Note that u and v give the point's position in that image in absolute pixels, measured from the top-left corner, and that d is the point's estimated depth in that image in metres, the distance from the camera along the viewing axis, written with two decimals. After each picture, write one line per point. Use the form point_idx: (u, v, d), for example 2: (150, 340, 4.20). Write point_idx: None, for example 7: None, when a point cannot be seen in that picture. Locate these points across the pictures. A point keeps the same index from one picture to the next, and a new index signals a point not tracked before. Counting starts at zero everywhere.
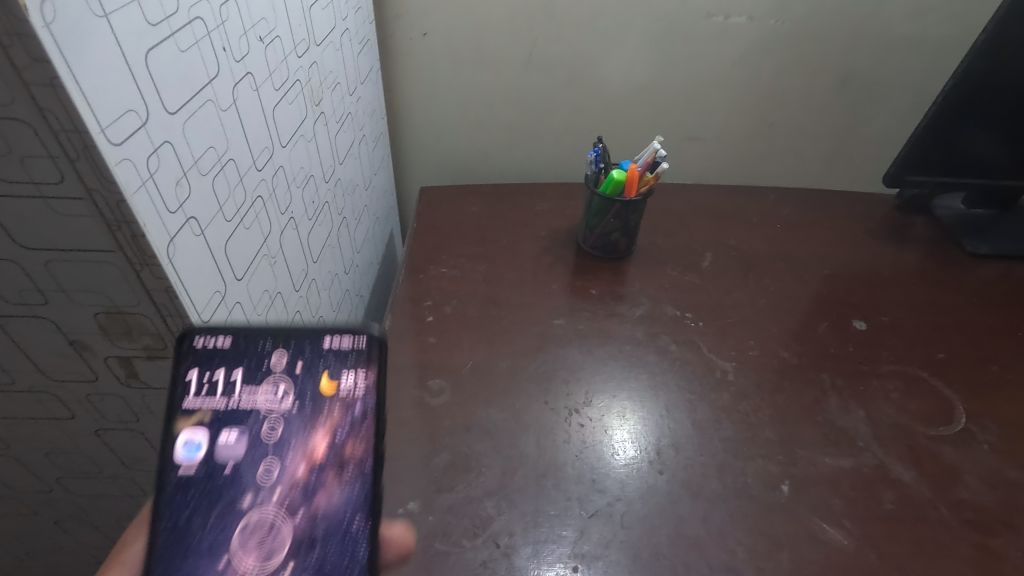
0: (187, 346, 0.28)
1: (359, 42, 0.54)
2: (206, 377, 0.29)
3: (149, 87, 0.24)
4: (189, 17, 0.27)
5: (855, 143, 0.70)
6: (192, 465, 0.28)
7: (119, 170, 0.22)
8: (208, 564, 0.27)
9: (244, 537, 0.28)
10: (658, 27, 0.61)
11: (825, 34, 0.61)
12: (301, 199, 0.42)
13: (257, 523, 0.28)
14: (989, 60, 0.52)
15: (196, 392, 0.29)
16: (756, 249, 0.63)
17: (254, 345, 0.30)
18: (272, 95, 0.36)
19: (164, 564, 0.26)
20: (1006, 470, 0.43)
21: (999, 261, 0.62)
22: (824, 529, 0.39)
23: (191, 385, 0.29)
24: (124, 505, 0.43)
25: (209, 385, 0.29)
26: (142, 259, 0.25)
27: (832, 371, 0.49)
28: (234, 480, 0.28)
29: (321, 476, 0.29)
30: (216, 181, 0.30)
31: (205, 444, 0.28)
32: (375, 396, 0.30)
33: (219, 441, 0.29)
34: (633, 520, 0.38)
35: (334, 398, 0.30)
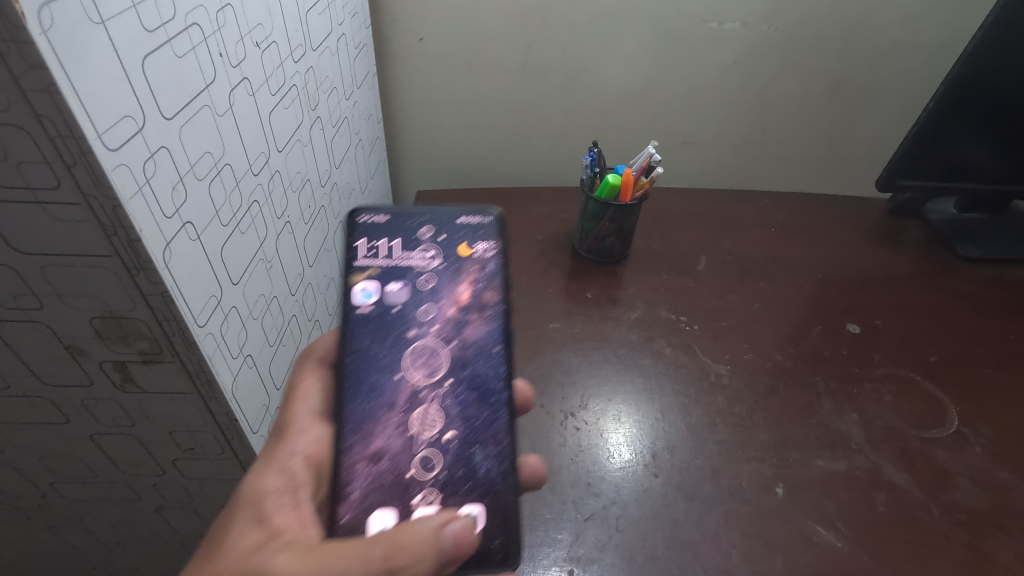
0: (354, 221, 0.39)
1: (355, 47, 0.54)
2: (372, 243, 0.39)
3: (145, 92, 0.24)
4: (186, 23, 0.27)
5: (848, 148, 0.71)
6: (369, 305, 0.37)
7: (115, 175, 0.22)
8: (387, 376, 0.35)
9: (411, 358, 0.36)
10: (653, 33, 0.62)
11: (818, 40, 0.62)
12: (297, 204, 0.42)
13: (418, 350, 0.36)
14: (980, 66, 0.53)
15: (366, 254, 0.38)
16: (751, 253, 0.63)
17: (405, 221, 0.40)
18: (269, 100, 0.36)
19: (356, 375, 0.35)
20: (998, 472, 0.43)
21: (991, 264, 0.62)
22: (818, 531, 0.39)
23: (360, 249, 0.38)
24: (118, 510, 0.43)
25: (375, 248, 0.39)
26: (137, 264, 0.25)
27: (826, 374, 0.50)
28: (401, 316, 0.37)
29: (467, 311, 0.37)
30: (212, 186, 0.30)
31: (376, 293, 0.38)
32: (501, 256, 0.39)
33: (386, 290, 0.38)
34: (628, 523, 0.39)
35: (470, 256, 0.39)
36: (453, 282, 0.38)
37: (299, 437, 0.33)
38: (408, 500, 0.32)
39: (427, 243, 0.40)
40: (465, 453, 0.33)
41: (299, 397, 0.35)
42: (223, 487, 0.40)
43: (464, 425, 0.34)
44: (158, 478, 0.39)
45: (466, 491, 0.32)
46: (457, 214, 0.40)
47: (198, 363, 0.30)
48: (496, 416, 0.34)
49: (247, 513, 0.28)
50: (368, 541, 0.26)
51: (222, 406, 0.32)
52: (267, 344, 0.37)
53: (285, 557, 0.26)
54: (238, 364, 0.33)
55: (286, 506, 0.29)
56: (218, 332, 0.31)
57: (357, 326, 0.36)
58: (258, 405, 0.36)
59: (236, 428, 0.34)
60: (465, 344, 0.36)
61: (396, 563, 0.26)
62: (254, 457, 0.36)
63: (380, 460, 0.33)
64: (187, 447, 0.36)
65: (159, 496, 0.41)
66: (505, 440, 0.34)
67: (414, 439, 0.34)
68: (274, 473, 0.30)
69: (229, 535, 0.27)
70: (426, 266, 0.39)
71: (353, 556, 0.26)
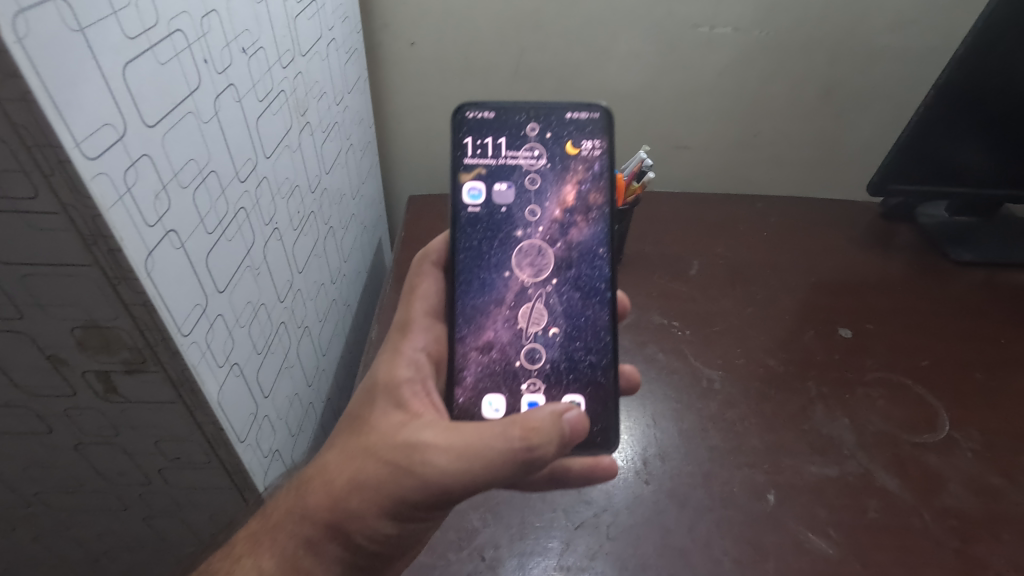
0: (463, 117, 0.41)
1: (346, 52, 0.54)
2: (479, 140, 0.42)
3: (127, 100, 0.24)
4: (169, 30, 0.27)
5: (841, 153, 0.71)
6: (476, 205, 0.42)
7: (94, 184, 0.22)
8: (498, 274, 0.41)
9: (520, 257, 0.41)
10: (644, 37, 0.62)
11: (810, 44, 0.62)
12: (285, 210, 0.41)
13: (528, 249, 0.42)
14: (970, 71, 0.53)
15: (474, 154, 0.42)
16: (743, 257, 0.63)
17: (511, 118, 0.42)
18: (256, 106, 0.36)
19: (470, 273, 0.41)
20: (989, 477, 0.43)
21: (982, 268, 0.63)
22: (809, 538, 0.39)
23: (468, 147, 0.42)
24: (105, 520, 0.42)
25: (482, 147, 0.42)
26: (119, 273, 0.25)
27: (818, 379, 0.50)
28: (508, 217, 0.42)
29: (575, 212, 0.42)
30: (197, 193, 0.30)
31: (483, 194, 0.42)
32: (607, 155, 0.41)
33: (494, 190, 0.42)
34: (619, 531, 0.39)
35: (577, 154, 0.42)
36: (559, 179, 0.42)
37: (419, 337, 0.40)
38: (517, 386, 0.40)
39: (536, 138, 0.42)
40: (566, 346, 0.40)
41: (416, 302, 0.42)
42: (210, 497, 0.39)
43: (566, 324, 0.41)
44: (144, 488, 0.39)
45: (568, 380, 0.40)
46: (566, 109, 0.42)
47: (183, 372, 0.29)
48: (597, 315, 0.41)
49: (390, 398, 0.35)
50: (504, 425, 0.32)
51: (208, 416, 0.32)
52: (255, 352, 0.37)
53: (432, 435, 0.32)
54: (224, 372, 0.33)
55: (419, 393, 0.37)
56: (203, 340, 0.30)
57: (473, 227, 0.41)
58: (246, 414, 0.36)
59: (222, 437, 0.34)
60: (572, 244, 0.41)
61: (532, 443, 0.31)
62: (242, 466, 0.36)
63: (493, 352, 0.40)
64: (173, 456, 0.36)
65: (146, 506, 0.41)
66: (603, 337, 0.40)
67: (522, 336, 0.41)
68: (402, 366, 0.37)
69: (377, 416, 0.34)
70: (536, 164, 0.42)
71: (491, 437, 0.31)
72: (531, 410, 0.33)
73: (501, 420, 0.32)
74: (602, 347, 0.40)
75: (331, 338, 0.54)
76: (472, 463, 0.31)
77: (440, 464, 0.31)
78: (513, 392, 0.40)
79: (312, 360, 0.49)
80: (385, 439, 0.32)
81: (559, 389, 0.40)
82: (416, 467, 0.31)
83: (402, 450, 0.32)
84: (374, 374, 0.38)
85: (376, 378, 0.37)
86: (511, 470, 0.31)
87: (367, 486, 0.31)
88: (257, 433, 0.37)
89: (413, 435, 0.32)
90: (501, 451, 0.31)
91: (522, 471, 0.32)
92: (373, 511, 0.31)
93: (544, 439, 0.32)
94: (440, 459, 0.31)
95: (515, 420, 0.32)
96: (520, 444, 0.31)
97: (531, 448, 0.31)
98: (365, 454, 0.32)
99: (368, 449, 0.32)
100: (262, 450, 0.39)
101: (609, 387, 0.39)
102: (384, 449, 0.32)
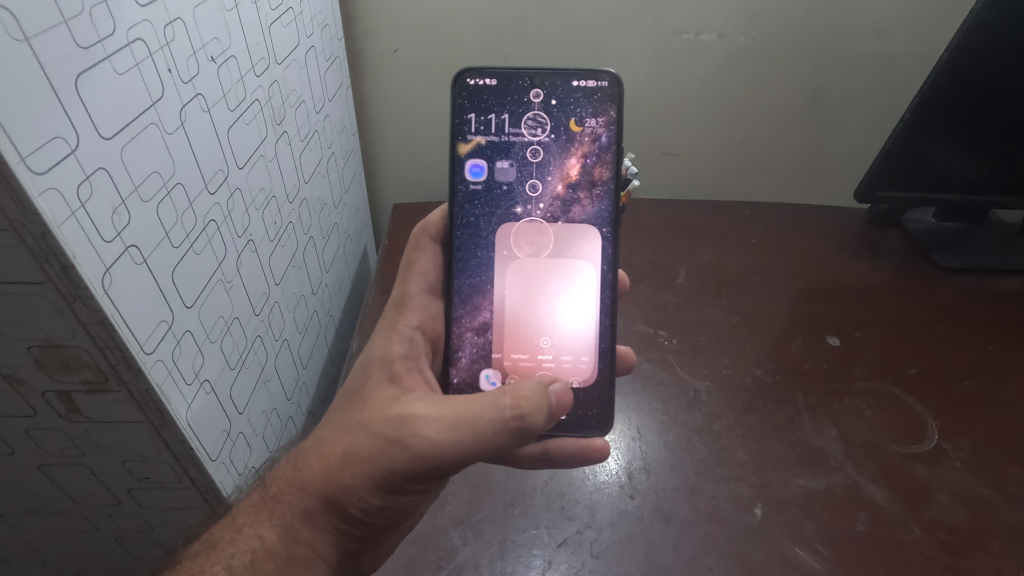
0: (465, 83, 0.40)
1: (326, 59, 0.54)
2: (480, 109, 0.40)
3: (80, 112, 0.23)
4: (127, 39, 0.26)
5: (828, 160, 0.70)
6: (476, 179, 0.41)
7: (42, 201, 0.21)
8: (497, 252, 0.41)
9: (519, 235, 0.41)
10: (629, 45, 0.61)
11: (795, 50, 0.62)
12: (260, 221, 0.41)
13: (527, 227, 0.41)
14: (954, 77, 0.53)
15: (475, 125, 0.40)
16: (731, 265, 0.62)
17: (515, 84, 0.40)
18: (227, 116, 0.35)
19: (469, 249, 0.41)
20: (978, 488, 0.43)
21: (970, 274, 0.62)
22: (796, 554, 0.38)
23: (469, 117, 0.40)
24: (75, 541, 0.41)
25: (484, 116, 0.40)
26: (74, 292, 0.24)
27: (806, 389, 0.49)
28: (508, 192, 0.41)
29: (578, 187, 0.41)
30: (161, 206, 0.29)
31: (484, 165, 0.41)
32: (616, 126, 0.40)
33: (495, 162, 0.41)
34: (603, 548, 0.38)
35: (584, 124, 0.40)
36: (563, 150, 0.40)
37: (414, 313, 0.40)
38: (513, 363, 0.40)
39: (542, 106, 0.40)
40: (562, 324, 0.40)
41: (413, 279, 0.42)
42: (182, 517, 0.38)
43: (563, 303, 0.41)
44: (114, 508, 0.38)
45: (566, 358, 0.40)
46: (573, 74, 0.40)
47: (147, 392, 0.28)
48: (597, 294, 0.40)
49: (384, 371, 0.36)
50: (495, 395, 0.32)
51: (176, 436, 0.31)
52: (228, 368, 0.36)
53: (422, 407, 0.32)
54: (193, 390, 0.32)
55: (411, 369, 0.37)
56: (169, 358, 0.29)
57: (474, 202, 0.41)
58: (218, 432, 0.35)
59: (192, 457, 0.33)
60: (573, 222, 0.41)
61: (523, 412, 0.31)
62: (214, 487, 0.35)
63: (489, 329, 0.41)
64: (142, 476, 0.35)
65: (117, 527, 0.40)
66: (602, 316, 0.40)
67: (518, 314, 0.41)
68: (396, 342, 0.38)
69: (371, 392, 0.34)
70: (540, 134, 0.41)
71: (481, 408, 0.31)
72: (521, 382, 0.33)
73: (493, 390, 0.32)
74: (600, 326, 0.40)
75: (312, 351, 0.53)
76: (461, 433, 0.31)
77: (428, 436, 0.31)
78: (509, 369, 0.40)
79: (292, 373, 0.48)
80: (377, 413, 0.32)
81: (556, 367, 0.40)
82: (405, 439, 0.31)
83: (392, 423, 0.31)
84: (368, 349, 0.38)
85: (370, 353, 0.37)
86: (502, 440, 0.31)
87: (359, 458, 0.31)
88: (230, 452, 0.36)
89: (404, 408, 0.32)
90: (492, 420, 0.31)
91: (513, 441, 0.32)
92: (365, 486, 0.31)
93: (533, 409, 0.32)
94: (429, 430, 0.31)
95: (506, 390, 0.32)
96: (511, 412, 0.31)
97: (522, 417, 0.31)
98: (359, 427, 0.32)
99: (362, 421, 0.32)
100: (237, 468, 0.37)
101: (607, 366, 0.40)
102: (377, 422, 0.32)
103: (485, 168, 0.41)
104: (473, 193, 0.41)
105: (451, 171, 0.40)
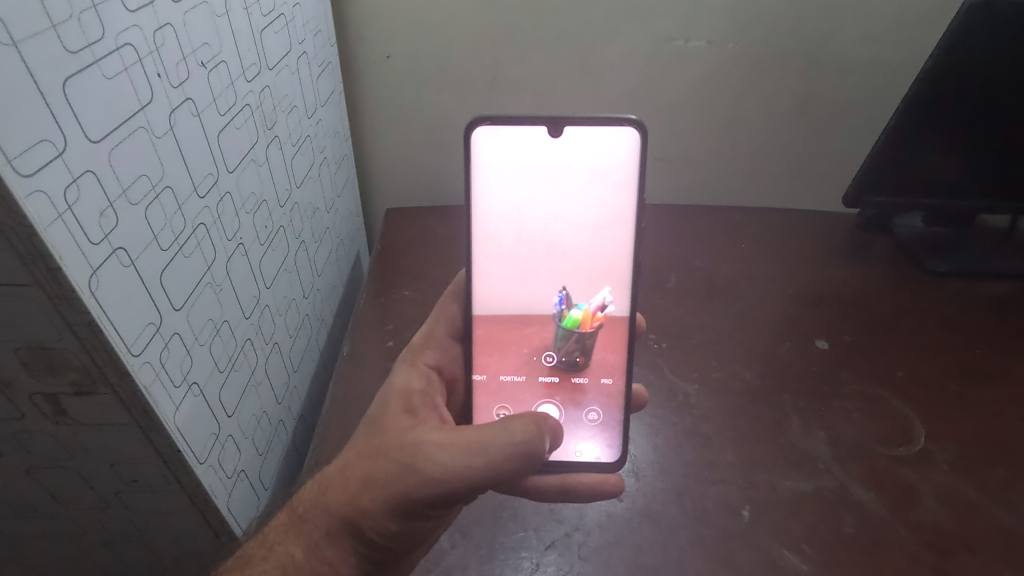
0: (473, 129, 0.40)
1: (319, 65, 0.54)
2: (497, 151, 0.41)
3: (67, 115, 0.23)
4: (117, 44, 0.26)
5: (818, 166, 0.71)
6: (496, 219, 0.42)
7: (29, 202, 0.21)
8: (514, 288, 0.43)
9: (540, 275, 0.43)
10: (620, 51, 0.62)
11: (783, 58, 0.63)
12: (251, 225, 0.41)
13: (548, 267, 0.43)
14: (938, 84, 0.54)
15: (492, 164, 0.41)
16: (721, 270, 0.63)
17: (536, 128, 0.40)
18: (218, 120, 0.36)
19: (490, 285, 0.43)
20: (965, 490, 0.43)
21: (958, 279, 0.63)
22: (783, 555, 0.38)
23: (486, 159, 0.41)
24: (64, 546, 0.41)
25: (502, 157, 0.41)
26: (60, 293, 0.24)
27: (794, 392, 0.49)
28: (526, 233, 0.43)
29: (598, 231, 0.42)
30: (150, 209, 0.29)
31: (503, 205, 0.42)
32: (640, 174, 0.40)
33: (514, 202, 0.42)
34: (590, 551, 0.39)
35: (607, 171, 0.41)
36: (585, 197, 0.41)
37: (434, 352, 0.43)
38: (529, 405, 0.43)
39: (564, 152, 0.41)
40: (579, 368, 0.43)
41: (439, 321, 0.45)
42: (171, 521, 0.38)
43: (579, 348, 0.43)
44: (102, 512, 0.38)
45: (582, 399, 0.42)
46: (597, 121, 0.40)
47: (134, 394, 0.28)
48: (612, 338, 0.43)
49: (401, 403, 0.37)
50: (505, 421, 0.33)
51: (164, 438, 0.31)
52: (217, 371, 0.36)
53: (434, 435, 0.33)
54: (181, 393, 0.32)
55: (427, 404, 0.39)
56: (156, 360, 0.29)
57: (495, 245, 0.43)
58: (206, 434, 0.35)
59: (179, 460, 0.33)
60: (589, 266, 0.43)
61: (532, 437, 0.33)
62: (202, 489, 0.34)
63: (505, 374, 0.43)
64: (130, 479, 0.35)
65: (106, 531, 0.39)
66: (618, 358, 0.43)
67: (533, 360, 0.43)
68: (415, 377, 0.40)
69: (388, 421, 0.36)
70: (562, 179, 0.41)
71: (492, 434, 0.33)
72: (527, 412, 0.35)
73: (501, 420, 0.34)
74: (616, 369, 0.42)
75: (304, 355, 0.53)
76: (473, 458, 0.32)
77: (442, 461, 0.31)
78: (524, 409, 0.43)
79: (283, 377, 0.48)
80: (394, 440, 0.33)
81: (573, 407, 0.42)
82: (420, 465, 0.32)
83: (407, 450, 0.32)
84: (390, 380, 0.40)
85: (391, 384, 0.40)
86: (513, 467, 0.32)
87: (378, 483, 0.32)
88: (219, 454, 0.36)
89: (418, 436, 0.33)
90: (502, 446, 0.32)
91: (522, 468, 0.33)
92: (382, 509, 0.32)
93: (538, 436, 0.34)
94: (442, 456, 0.32)
95: (514, 419, 0.34)
96: (521, 437, 0.33)
97: (532, 444, 0.33)
98: (376, 454, 0.33)
99: (379, 449, 0.33)
100: (226, 471, 0.37)
101: (618, 407, 0.42)
102: (393, 449, 0.33)
103: (505, 213, 0.42)
104: (493, 237, 0.42)
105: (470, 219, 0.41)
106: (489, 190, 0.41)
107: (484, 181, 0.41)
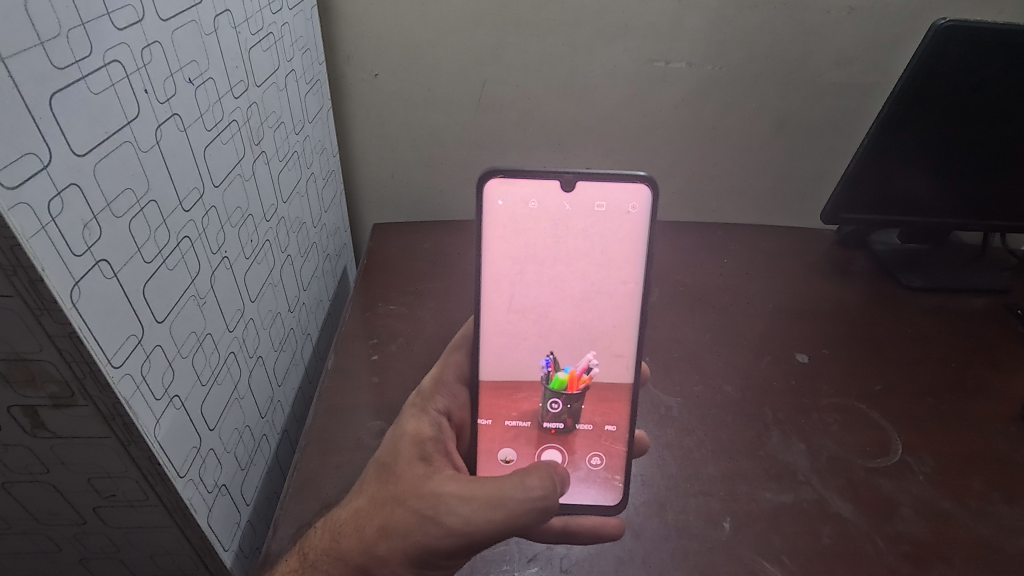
0: (485, 178, 0.40)
1: (307, 82, 0.55)
2: (510, 201, 0.41)
3: (53, 130, 0.24)
4: (105, 61, 0.27)
5: (795, 184, 0.73)
6: (505, 271, 0.43)
7: (12, 214, 0.22)
8: (517, 339, 0.44)
9: (540, 328, 0.44)
10: (603, 71, 0.63)
11: (760, 79, 0.65)
12: (236, 239, 0.41)
13: (549, 320, 0.44)
14: (910, 106, 0.56)
15: (505, 215, 0.42)
16: (704, 286, 0.64)
17: (550, 181, 0.41)
18: (204, 135, 0.36)
19: (494, 337, 0.44)
20: (941, 501, 0.44)
21: (934, 294, 0.64)
22: (762, 566, 0.39)
23: (499, 209, 0.41)
24: (38, 563, 0.40)
25: (514, 207, 0.41)
26: (41, 304, 0.24)
27: (775, 405, 0.50)
28: (530, 285, 0.43)
29: (602, 288, 0.43)
30: (135, 222, 0.29)
31: (511, 256, 0.42)
32: (652, 238, 0.41)
33: (523, 254, 0.42)
34: (571, 564, 0.40)
35: (618, 227, 0.42)
36: (595, 251, 0.42)
37: (444, 399, 0.43)
38: (533, 449, 0.44)
39: (574, 206, 0.41)
40: (581, 415, 0.44)
41: (447, 366, 0.45)
42: (150, 537, 0.37)
43: (582, 396, 0.44)
44: (79, 528, 0.37)
45: (585, 447, 0.43)
46: (612, 177, 0.41)
47: (113, 406, 0.28)
48: (616, 387, 0.44)
49: (415, 450, 0.38)
50: (523, 477, 0.36)
51: (144, 451, 0.31)
52: (199, 383, 0.36)
53: (454, 486, 0.35)
54: (162, 405, 0.32)
55: (440, 451, 0.40)
56: (138, 372, 0.29)
57: (500, 296, 0.43)
58: (188, 447, 0.34)
59: (159, 473, 0.32)
60: (595, 320, 0.44)
61: (547, 491, 0.35)
62: (181, 503, 0.34)
63: (511, 420, 0.44)
64: (108, 494, 0.34)
65: (82, 548, 0.39)
66: (625, 407, 0.44)
67: (537, 407, 0.44)
68: (427, 423, 0.41)
69: (403, 466, 0.37)
70: (570, 233, 0.42)
71: (511, 488, 0.35)
72: (540, 464, 0.38)
73: (518, 473, 0.36)
74: (620, 417, 0.44)
75: (288, 369, 0.53)
76: (494, 511, 0.34)
77: (464, 513, 0.34)
78: (529, 455, 0.44)
79: (266, 391, 0.47)
80: (411, 489, 0.35)
81: (577, 455, 0.43)
82: (441, 516, 0.34)
83: (428, 500, 0.34)
84: (400, 426, 0.41)
85: (403, 429, 0.40)
86: (530, 519, 0.35)
87: (396, 532, 0.34)
88: (200, 468, 0.36)
89: (438, 486, 0.35)
90: (521, 499, 0.35)
91: (538, 519, 0.35)
92: (399, 556, 0.34)
93: (553, 489, 0.36)
94: (464, 509, 0.34)
95: (530, 472, 0.36)
96: (538, 493, 0.35)
97: (547, 499, 0.35)
98: (395, 503, 0.35)
99: (397, 497, 0.35)
100: (207, 485, 0.37)
101: (623, 455, 0.43)
102: (412, 498, 0.35)
103: (511, 262, 0.43)
104: (501, 287, 0.43)
105: (479, 271, 0.42)
106: (499, 242, 0.42)
107: (495, 233, 0.42)
